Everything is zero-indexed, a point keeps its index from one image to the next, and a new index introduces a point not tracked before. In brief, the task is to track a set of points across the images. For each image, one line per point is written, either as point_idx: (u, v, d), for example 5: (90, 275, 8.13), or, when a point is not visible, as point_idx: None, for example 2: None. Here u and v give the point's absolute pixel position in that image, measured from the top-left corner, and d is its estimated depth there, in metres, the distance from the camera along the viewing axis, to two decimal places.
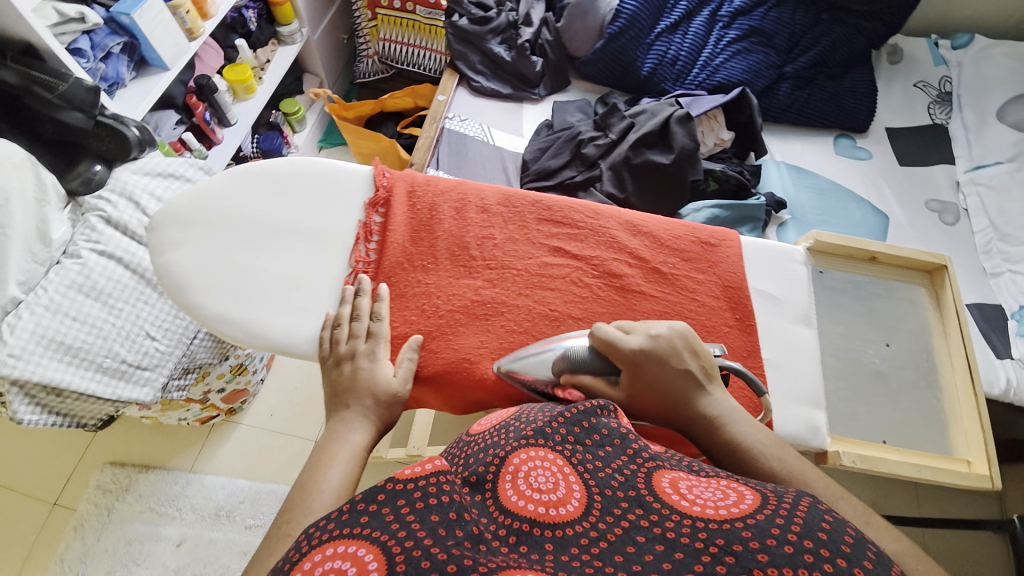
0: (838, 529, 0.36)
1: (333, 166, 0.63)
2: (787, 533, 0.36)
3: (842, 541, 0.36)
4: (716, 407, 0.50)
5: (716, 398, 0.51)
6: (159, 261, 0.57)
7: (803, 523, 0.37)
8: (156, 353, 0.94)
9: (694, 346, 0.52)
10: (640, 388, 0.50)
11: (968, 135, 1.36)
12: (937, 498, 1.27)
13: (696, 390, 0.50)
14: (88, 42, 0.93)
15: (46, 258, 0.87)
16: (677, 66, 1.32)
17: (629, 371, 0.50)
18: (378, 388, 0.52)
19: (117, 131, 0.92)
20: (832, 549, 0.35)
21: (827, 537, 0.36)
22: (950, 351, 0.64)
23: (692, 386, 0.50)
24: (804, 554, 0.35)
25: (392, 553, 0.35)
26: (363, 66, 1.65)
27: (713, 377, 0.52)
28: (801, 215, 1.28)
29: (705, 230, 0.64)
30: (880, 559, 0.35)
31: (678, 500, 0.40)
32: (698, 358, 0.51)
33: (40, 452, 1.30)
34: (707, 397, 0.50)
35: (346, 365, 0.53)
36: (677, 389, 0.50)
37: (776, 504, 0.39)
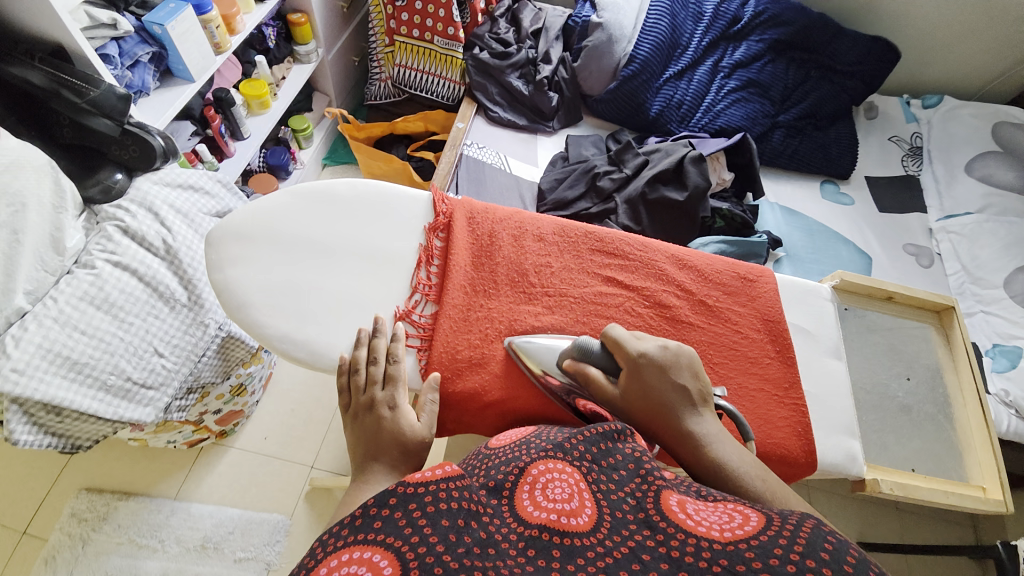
0: (841, 549, 0.37)
1: (392, 188, 0.64)
2: (791, 555, 0.37)
3: (845, 559, 0.36)
4: (705, 427, 0.52)
5: (706, 420, 0.53)
6: (220, 277, 0.57)
7: (805, 544, 0.38)
8: (162, 371, 0.90)
9: (695, 370, 0.55)
10: (636, 393, 0.53)
11: (938, 186, 1.50)
12: (922, 526, 1.33)
13: (689, 408, 0.53)
14: (117, 49, 0.92)
15: (57, 268, 0.82)
16: (682, 110, 1.40)
17: (630, 372, 0.54)
18: (402, 436, 0.51)
19: (142, 140, 0.90)
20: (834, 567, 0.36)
21: (830, 556, 0.36)
22: (962, 387, 0.70)
23: (685, 403, 0.53)
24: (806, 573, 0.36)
25: (404, 557, 0.38)
26: (375, 89, 1.67)
27: (708, 402, 0.54)
28: (795, 253, 1.37)
29: (743, 266, 0.69)
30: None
31: (684, 519, 0.42)
32: (697, 380, 0.54)
33: (10, 475, 1.21)
34: (699, 416, 0.52)
35: (370, 414, 0.53)
36: (670, 400, 0.52)
37: (781, 525, 0.40)
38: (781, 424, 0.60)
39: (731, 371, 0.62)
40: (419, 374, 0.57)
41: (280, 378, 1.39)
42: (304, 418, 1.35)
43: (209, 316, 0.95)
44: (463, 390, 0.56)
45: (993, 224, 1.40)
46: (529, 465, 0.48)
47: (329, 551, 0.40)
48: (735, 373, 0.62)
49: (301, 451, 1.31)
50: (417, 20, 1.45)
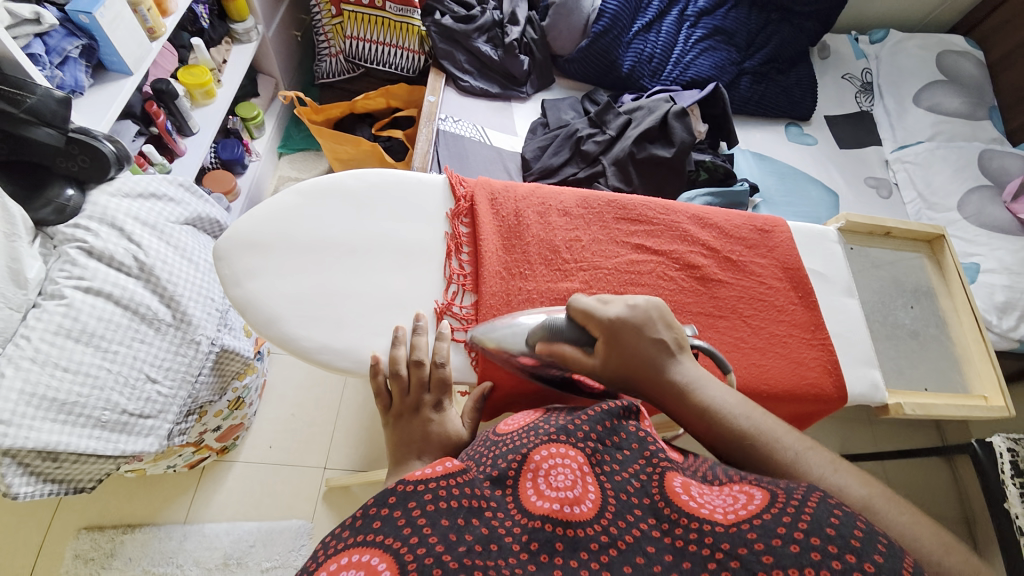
0: (847, 523, 0.36)
1: (403, 176, 0.62)
2: (795, 532, 0.36)
3: (851, 535, 0.35)
4: (686, 373, 0.51)
5: (686, 366, 0.51)
6: (240, 292, 0.55)
7: (811, 519, 0.36)
8: (159, 398, 0.83)
9: (668, 320, 0.53)
10: (612, 356, 0.51)
11: (891, 120, 1.58)
12: (897, 436, 1.48)
13: (668, 358, 0.51)
14: (43, 47, 0.80)
15: (21, 303, 0.74)
16: (653, 64, 1.39)
17: (603, 336, 0.52)
18: (451, 441, 0.50)
19: (91, 147, 0.80)
20: (839, 544, 0.35)
21: (836, 532, 0.35)
22: (956, 307, 0.77)
23: (663, 355, 0.51)
24: (811, 552, 0.35)
25: (401, 560, 0.36)
26: (326, 66, 1.55)
27: (684, 347, 0.52)
28: (769, 197, 1.42)
29: (758, 218, 0.70)
30: (889, 553, 0.35)
31: (688, 502, 0.40)
32: (671, 329, 0.52)
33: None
34: (678, 364, 0.51)
35: (415, 416, 0.52)
36: (649, 355, 0.50)
37: (786, 500, 0.38)
38: (811, 363, 0.63)
39: (763, 322, 0.64)
40: (470, 367, 0.59)
41: (275, 384, 1.33)
42: (309, 422, 1.31)
43: (199, 332, 0.87)
44: (514, 378, 0.59)
45: (944, 150, 1.49)
46: (533, 450, 0.45)
47: (328, 555, 0.38)
48: (767, 323, 0.64)
49: (311, 454, 1.27)
50: None
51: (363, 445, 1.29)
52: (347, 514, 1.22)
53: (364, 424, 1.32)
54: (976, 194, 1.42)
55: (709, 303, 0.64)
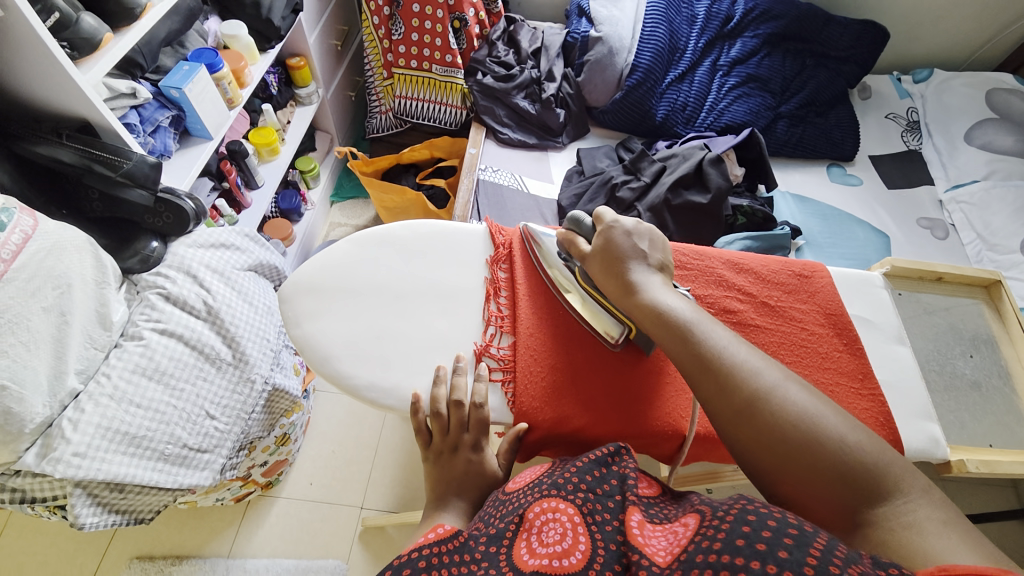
0: (757, 528, 0.40)
1: (448, 227, 0.66)
2: (709, 556, 0.39)
3: (756, 540, 0.39)
4: (653, 280, 0.56)
5: (654, 276, 0.57)
6: (298, 332, 0.59)
7: (724, 535, 0.40)
8: (215, 433, 0.90)
9: (658, 246, 0.59)
10: (601, 251, 0.58)
11: (941, 158, 1.53)
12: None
13: (641, 266, 0.57)
14: (137, 117, 0.93)
15: (105, 343, 0.82)
16: (687, 111, 1.43)
17: (598, 237, 0.59)
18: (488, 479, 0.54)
19: (175, 205, 0.90)
20: (746, 554, 0.38)
21: (744, 543, 0.39)
22: (1020, 357, 0.72)
23: (638, 262, 0.57)
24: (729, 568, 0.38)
25: None
26: (376, 122, 1.69)
27: (663, 268, 0.58)
28: (813, 240, 1.38)
29: (797, 263, 0.69)
30: (797, 544, 0.38)
31: (637, 536, 0.45)
32: (659, 252, 0.59)
33: (59, 552, 1.20)
34: (648, 271, 0.57)
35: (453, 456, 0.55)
36: (624, 257, 0.57)
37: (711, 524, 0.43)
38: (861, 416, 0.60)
39: (806, 369, 0.62)
40: (507, 408, 0.58)
41: (317, 421, 1.38)
42: (347, 459, 1.34)
43: (255, 371, 0.94)
44: (550, 418, 0.57)
45: (1000, 189, 1.43)
46: (528, 508, 0.50)
47: None
48: (810, 371, 0.62)
49: (350, 492, 1.29)
50: (415, 51, 1.48)
51: (398, 484, 1.31)
52: (381, 556, 1.22)
53: (401, 463, 1.33)
54: None
55: None
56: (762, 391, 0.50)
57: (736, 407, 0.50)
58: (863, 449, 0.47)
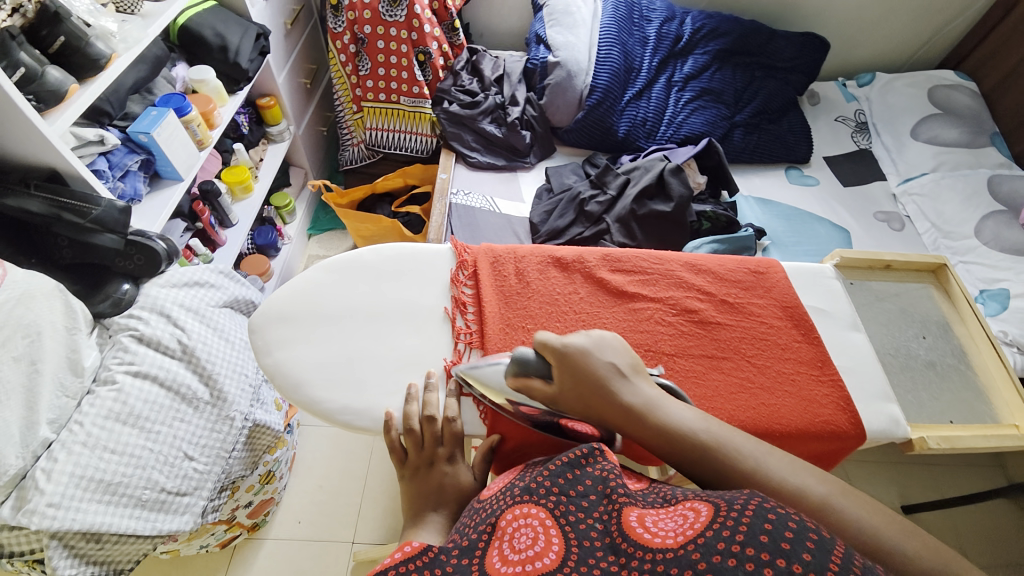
0: (779, 526, 0.39)
1: (415, 247, 0.67)
2: (732, 546, 0.39)
3: (782, 538, 0.38)
4: (642, 395, 0.55)
5: (640, 387, 0.56)
6: (269, 360, 0.57)
7: (747, 528, 0.40)
8: (194, 475, 0.89)
9: (618, 348, 0.58)
10: (571, 381, 0.55)
11: (891, 155, 1.62)
12: (945, 479, 1.44)
13: (620, 382, 0.55)
14: (106, 163, 0.94)
15: (77, 390, 0.81)
16: (647, 126, 1.50)
17: (560, 365, 0.56)
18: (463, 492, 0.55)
19: (146, 247, 0.90)
20: (771, 550, 0.38)
21: (768, 538, 0.39)
22: (972, 335, 0.74)
23: (616, 379, 0.56)
24: (746, 563, 0.38)
25: None
26: (349, 154, 1.72)
27: (637, 372, 0.57)
28: (779, 240, 1.44)
29: (752, 260, 0.73)
30: (819, 548, 0.38)
31: (641, 533, 0.44)
32: (625, 356, 0.58)
33: None
34: (631, 386, 0.55)
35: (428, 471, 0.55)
36: (603, 380, 0.55)
37: (726, 514, 0.42)
38: (823, 401, 0.63)
39: (768, 361, 0.65)
40: (479, 421, 0.59)
41: (303, 456, 1.36)
42: (336, 494, 1.31)
43: (234, 408, 0.94)
44: (522, 428, 0.59)
45: (949, 179, 1.51)
46: (500, 517, 0.49)
47: None
48: (772, 362, 0.65)
49: (340, 527, 1.27)
50: (382, 85, 1.54)
51: (390, 516, 1.28)
52: None
53: (391, 492, 1.32)
54: (991, 220, 1.42)
55: (711, 346, 0.66)
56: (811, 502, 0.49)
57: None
58: (922, 555, 0.47)
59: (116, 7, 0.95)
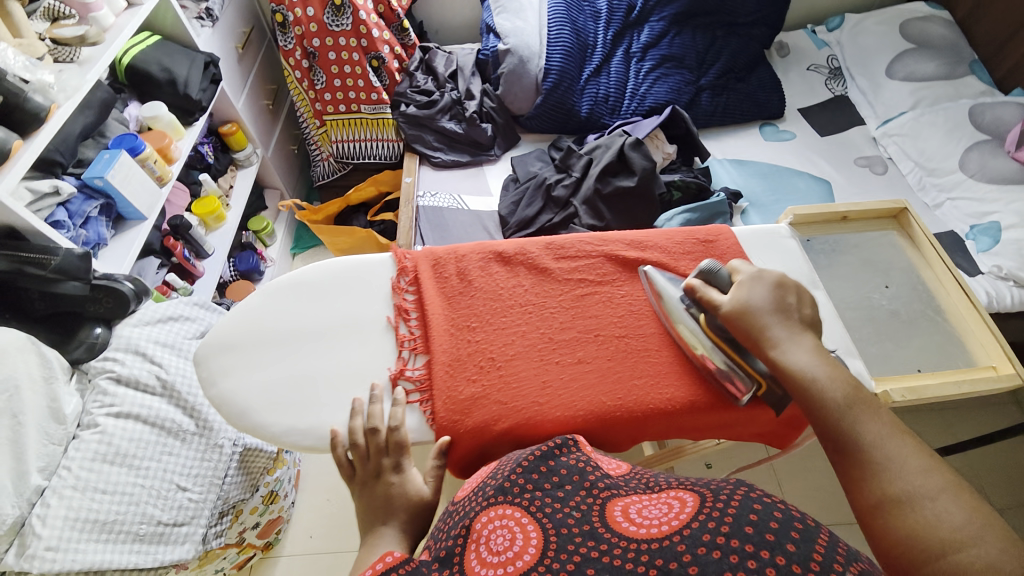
0: (764, 518, 0.43)
1: (355, 260, 0.66)
2: (717, 538, 0.42)
3: (766, 529, 0.42)
4: (802, 343, 0.56)
5: (804, 336, 0.57)
6: (215, 391, 0.58)
7: (733, 520, 0.43)
8: (189, 504, 0.90)
9: (799, 299, 0.60)
10: (737, 308, 0.58)
11: (868, 98, 1.56)
12: (957, 422, 1.40)
13: (792, 321, 0.57)
14: (65, 213, 0.95)
15: (62, 436, 0.83)
16: (610, 102, 1.47)
17: (740, 286, 0.60)
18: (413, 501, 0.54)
19: (113, 289, 0.92)
20: (756, 542, 0.41)
21: (753, 530, 0.42)
22: (939, 278, 0.73)
23: (788, 318, 0.58)
24: (730, 556, 0.41)
25: None
26: (319, 170, 1.72)
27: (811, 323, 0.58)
28: (757, 200, 1.40)
29: (701, 230, 0.71)
30: (803, 539, 0.41)
31: (625, 526, 0.46)
32: (801, 306, 0.59)
33: None
34: (800, 330, 0.57)
35: (378, 483, 0.54)
36: (773, 312, 0.57)
37: (713, 504, 0.46)
38: None
39: None
40: (428, 426, 0.58)
41: (309, 471, 1.38)
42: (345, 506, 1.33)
43: (221, 436, 0.95)
44: (473, 429, 0.57)
45: (930, 115, 1.44)
46: (473, 521, 0.49)
47: None
48: None
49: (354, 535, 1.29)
50: (341, 96, 1.53)
51: None
52: None
53: None
54: (976, 151, 1.35)
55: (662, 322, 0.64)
56: (913, 492, 0.47)
57: (868, 504, 0.48)
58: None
59: (54, 58, 0.98)
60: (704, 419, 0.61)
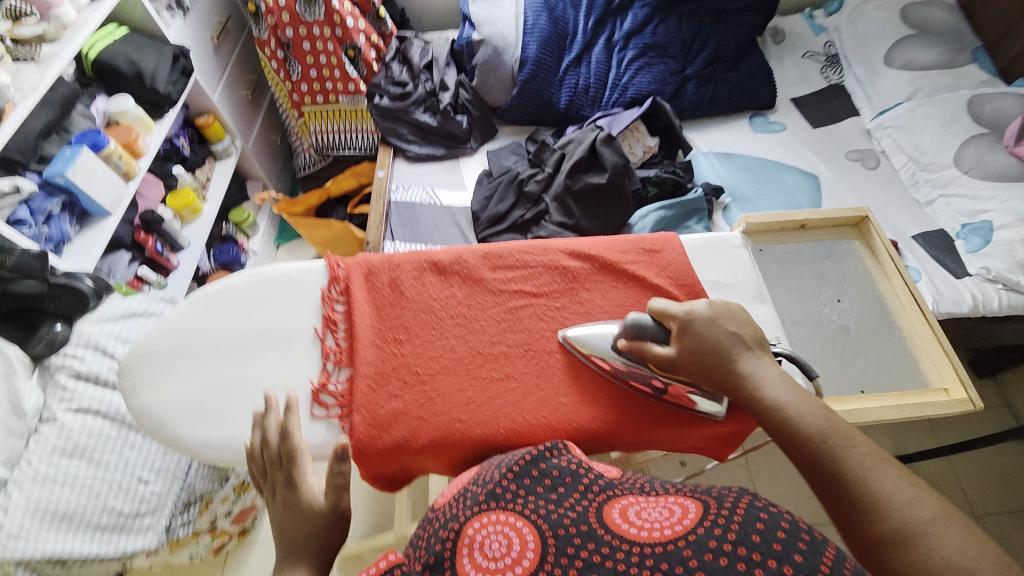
0: (772, 526, 0.41)
1: (287, 267, 0.65)
2: (723, 545, 0.41)
3: (774, 536, 0.40)
4: (758, 369, 0.55)
5: (756, 360, 0.56)
6: (137, 402, 0.58)
7: (738, 528, 0.41)
8: (152, 496, 0.92)
9: (745, 321, 0.58)
10: (689, 348, 0.57)
11: (864, 88, 1.49)
12: (946, 426, 1.35)
13: (745, 351, 0.56)
14: (27, 210, 0.95)
15: (23, 430, 0.85)
16: (590, 93, 1.42)
17: (680, 329, 0.58)
18: (308, 512, 0.50)
19: (72, 287, 0.93)
20: (763, 550, 0.39)
21: (761, 538, 0.40)
22: (897, 292, 0.73)
23: (741, 348, 0.56)
24: (738, 562, 0.39)
25: None
26: (300, 161, 1.72)
27: (763, 349, 0.57)
28: (741, 195, 1.36)
29: (646, 239, 0.69)
30: (812, 549, 0.39)
31: (624, 528, 0.45)
32: (750, 330, 0.58)
33: None
34: (752, 358, 0.56)
35: (277, 494, 0.51)
36: (725, 345, 0.56)
37: (717, 511, 0.44)
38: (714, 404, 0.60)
39: None
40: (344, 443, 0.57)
41: None
42: None
43: None
44: (390, 442, 0.57)
45: (926, 106, 1.37)
46: (465, 525, 0.49)
47: None
48: None
49: None
50: (317, 87, 1.50)
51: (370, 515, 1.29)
52: None
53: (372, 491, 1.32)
54: (973, 145, 1.27)
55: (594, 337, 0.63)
56: (909, 524, 0.43)
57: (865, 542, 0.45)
58: None
59: (13, 57, 0.96)
60: (624, 439, 0.61)
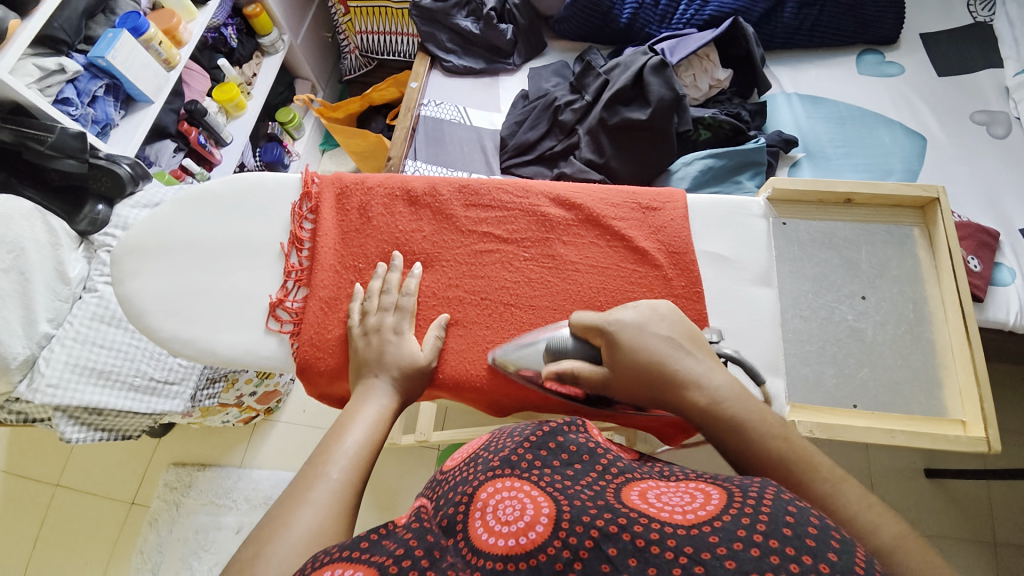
0: (803, 520, 0.32)
1: (265, 177, 0.65)
2: (754, 534, 0.31)
3: (806, 533, 0.31)
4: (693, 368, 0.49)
5: (693, 361, 0.49)
6: (120, 289, 0.62)
7: (769, 518, 0.32)
8: (179, 367, 1.01)
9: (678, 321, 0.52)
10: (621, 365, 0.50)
11: (1016, 32, 1.16)
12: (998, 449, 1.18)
13: (679, 355, 0.49)
14: (73, 90, 1.00)
15: (68, 295, 0.98)
16: (661, 6, 1.20)
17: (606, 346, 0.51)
18: (403, 361, 0.55)
19: (110, 170, 1.01)
20: (796, 545, 0.30)
21: (793, 532, 0.31)
22: (943, 298, 0.64)
23: (676, 352, 0.49)
24: (771, 555, 0.30)
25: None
26: (347, 63, 1.65)
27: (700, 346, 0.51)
28: (819, 151, 1.14)
29: (647, 194, 0.65)
30: (844, 549, 0.31)
31: (644, 505, 0.35)
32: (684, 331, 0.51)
33: (106, 465, 1.35)
34: (687, 359, 0.49)
35: (372, 337, 0.56)
36: (658, 351, 0.49)
37: (743, 500, 0.34)
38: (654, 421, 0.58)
39: None
40: (291, 359, 0.60)
41: None
42: None
43: None
44: (333, 366, 0.58)
45: None
46: (479, 489, 0.40)
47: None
48: None
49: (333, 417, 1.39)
50: None
51: None
52: None
53: None
54: None
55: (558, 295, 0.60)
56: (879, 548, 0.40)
57: None
58: None
59: None
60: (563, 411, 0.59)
